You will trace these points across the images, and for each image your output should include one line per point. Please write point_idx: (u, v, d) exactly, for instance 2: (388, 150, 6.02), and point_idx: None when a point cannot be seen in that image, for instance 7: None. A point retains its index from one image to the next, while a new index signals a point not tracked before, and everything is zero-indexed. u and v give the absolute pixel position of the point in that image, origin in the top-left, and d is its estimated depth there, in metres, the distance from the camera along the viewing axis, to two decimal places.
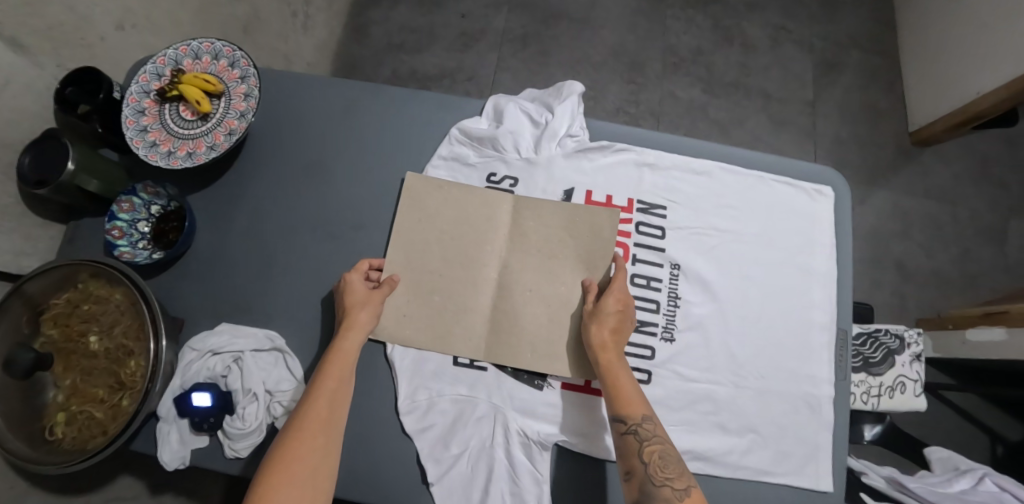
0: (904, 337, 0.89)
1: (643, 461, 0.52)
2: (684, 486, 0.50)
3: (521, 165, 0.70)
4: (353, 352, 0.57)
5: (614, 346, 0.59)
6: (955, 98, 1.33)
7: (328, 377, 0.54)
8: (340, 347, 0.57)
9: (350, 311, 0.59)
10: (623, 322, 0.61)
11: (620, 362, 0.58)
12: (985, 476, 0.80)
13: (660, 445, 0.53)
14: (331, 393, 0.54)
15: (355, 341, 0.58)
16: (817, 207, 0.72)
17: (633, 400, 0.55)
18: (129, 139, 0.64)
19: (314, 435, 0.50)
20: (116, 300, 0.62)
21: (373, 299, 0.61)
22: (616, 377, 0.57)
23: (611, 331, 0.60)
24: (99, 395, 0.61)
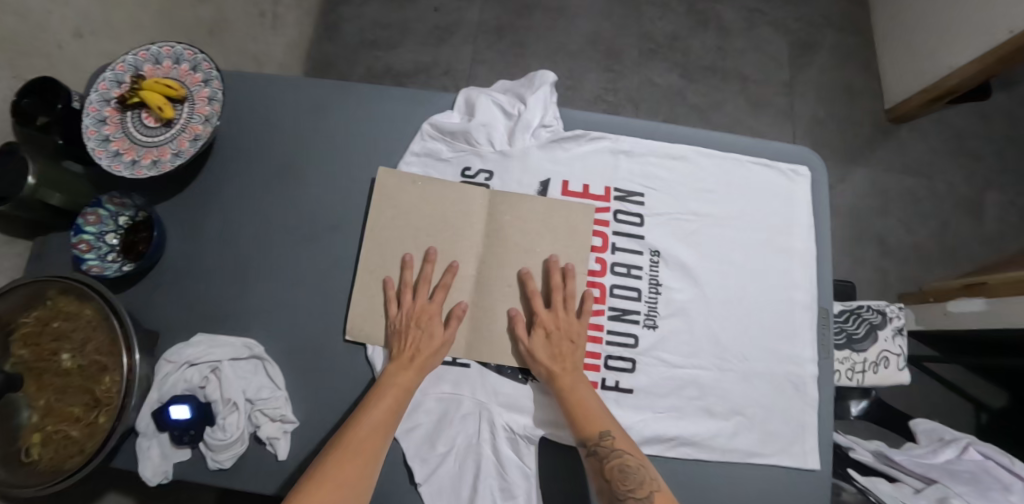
0: (886, 312, 0.90)
1: (606, 480, 0.54)
2: (646, 496, 0.53)
3: (495, 158, 0.69)
4: (410, 383, 0.58)
5: (562, 369, 0.60)
6: (927, 73, 1.35)
7: (384, 402, 0.56)
8: (397, 381, 0.58)
9: (410, 338, 0.61)
10: (559, 345, 0.61)
11: (573, 382, 0.59)
12: (970, 445, 0.81)
13: (620, 459, 0.55)
14: (385, 423, 0.54)
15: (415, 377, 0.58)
16: (793, 188, 0.72)
17: (591, 422, 0.57)
18: (91, 149, 0.62)
19: (360, 461, 0.51)
20: (87, 316, 0.61)
21: (445, 341, 0.61)
22: (567, 404, 0.58)
23: (548, 362, 0.60)
24: (75, 413, 0.60)
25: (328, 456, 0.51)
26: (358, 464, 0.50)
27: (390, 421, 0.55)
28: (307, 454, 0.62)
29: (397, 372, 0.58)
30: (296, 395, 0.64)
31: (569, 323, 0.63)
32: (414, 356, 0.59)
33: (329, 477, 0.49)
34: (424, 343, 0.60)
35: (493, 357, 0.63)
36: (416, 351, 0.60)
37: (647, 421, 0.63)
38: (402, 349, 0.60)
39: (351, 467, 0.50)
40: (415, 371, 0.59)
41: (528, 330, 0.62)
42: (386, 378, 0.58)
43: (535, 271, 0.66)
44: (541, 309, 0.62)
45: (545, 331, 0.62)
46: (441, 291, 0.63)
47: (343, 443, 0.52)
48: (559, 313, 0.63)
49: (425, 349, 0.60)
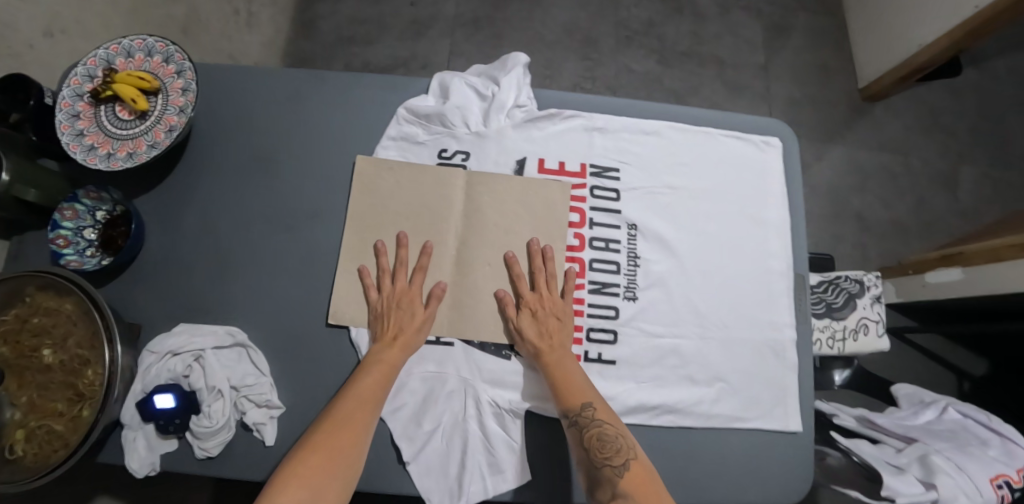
0: (863, 281, 0.92)
1: (585, 448, 0.56)
2: (622, 463, 0.54)
3: (471, 139, 0.70)
4: (396, 362, 0.59)
5: (549, 346, 0.61)
6: (899, 51, 1.37)
7: (371, 382, 0.57)
8: (383, 357, 0.59)
9: (394, 318, 0.62)
10: (545, 322, 0.63)
11: (558, 358, 0.61)
12: (949, 406, 0.83)
13: (599, 428, 0.56)
14: (373, 400, 0.56)
15: (398, 355, 0.60)
16: (766, 158, 0.73)
17: (574, 394, 0.58)
18: (65, 144, 0.62)
19: (349, 437, 0.52)
20: (66, 311, 0.60)
21: (427, 320, 0.62)
22: (553, 377, 0.60)
23: (535, 337, 0.62)
24: (58, 408, 0.59)
25: (317, 426, 0.53)
26: (347, 434, 0.52)
27: (377, 399, 0.57)
28: (295, 439, 0.63)
29: (381, 349, 0.60)
30: (281, 382, 0.64)
31: (554, 302, 0.64)
32: (397, 334, 0.61)
33: (320, 441, 0.51)
34: (406, 323, 0.62)
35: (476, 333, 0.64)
36: (399, 330, 0.61)
37: (630, 390, 0.65)
38: (387, 328, 0.62)
39: (339, 437, 0.52)
40: (400, 349, 0.60)
41: (514, 310, 0.64)
42: (371, 360, 0.59)
43: (519, 254, 0.67)
44: (526, 288, 0.64)
45: (531, 311, 0.63)
46: (419, 274, 0.64)
47: (334, 415, 0.54)
48: (544, 292, 0.64)
49: (407, 328, 0.61)
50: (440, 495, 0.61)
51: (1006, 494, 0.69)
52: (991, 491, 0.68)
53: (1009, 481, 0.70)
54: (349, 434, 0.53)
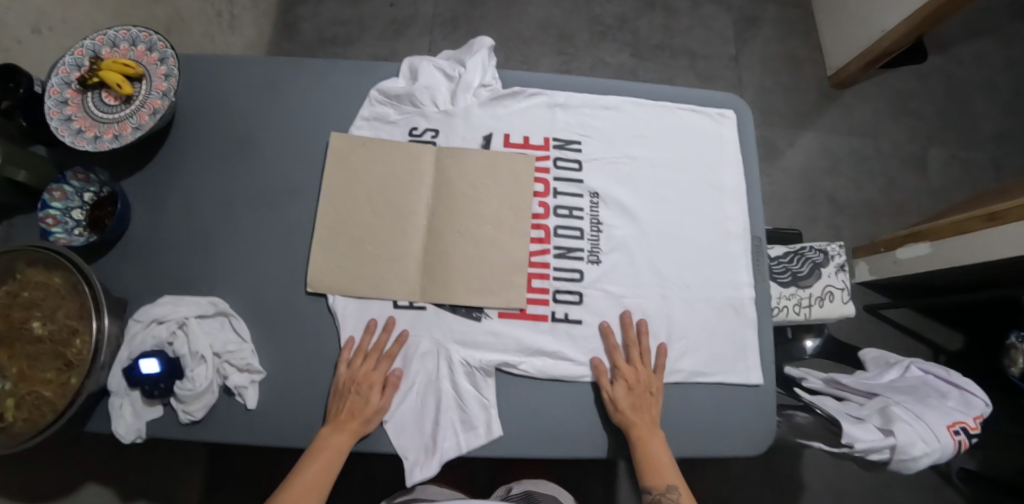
0: (827, 251, 0.96)
1: None
2: None
3: (440, 117, 0.74)
4: (341, 447, 0.61)
5: (641, 421, 0.63)
6: (863, 38, 1.42)
7: (314, 463, 0.59)
8: (332, 441, 0.61)
9: (352, 403, 0.62)
10: (641, 395, 0.64)
11: (650, 435, 0.62)
12: (912, 364, 0.86)
13: None
14: (317, 487, 0.58)
15: (343, 439, 0.61)
16: (722, 129, 0.77)
17: (663, 475, 0.60)
18: (54, 129, 0.66)
19: None
20: (55, 284, 0.64)
21: (382, 409, 0.63)
22: (643, 454, 0.61)
23: (631, 410, 0.63)
24: (47, 377, 0.62)
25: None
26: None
27: (320, 485, 0.59)
28: (276, 402, 0.65)
29: (331, 435, 0.61)
30: (262, 348, 0.67)
31: (647, 377, 0.66)
32: (349, 420, 0.62)
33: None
34: (360, 408, 0.62)
35: (447, 295, 0.67)
36: (352, 414, 0.62)
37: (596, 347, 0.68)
38: (341, 413, 0.62)
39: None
40: (350, 435, 0.61)
41: (611, 381, 0.65)
42: (317, 443, 0.61)
43: (613, 325, 0.69)
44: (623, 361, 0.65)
45: (626, 383, 0.64)
46: (388, 360, 0.64)
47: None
48: (639, 366, 0.66)
49: (359, 415, 0.62)
50: (415, 454, 0.64)
51: (962, 439, 0.72)
52: (948, 437, 0.71)
53: (966, 428, 0.73)
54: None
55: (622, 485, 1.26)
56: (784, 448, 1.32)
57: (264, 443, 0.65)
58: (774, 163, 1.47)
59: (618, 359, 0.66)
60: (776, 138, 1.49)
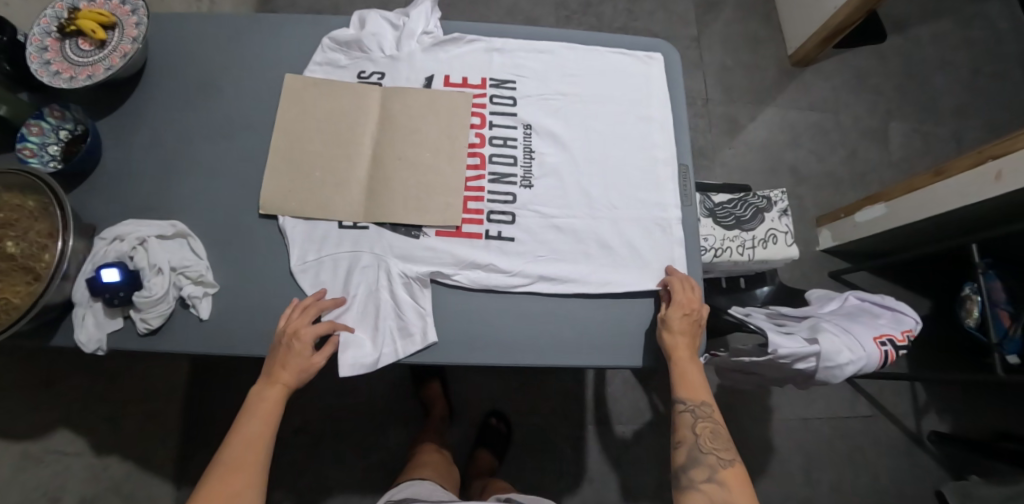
0: (770, 197, 1.00)
1: (694, 433, 0.68)
2: (729, 457, 0.66)
3: (386, 61, 0.80)
4: (276, 399, 0.65)
5: (686, 348, 0.69)
6: (818, 16, 1.48)
7: (256, 418, 0.64)
8: (267, 395, 0.65)
9: (280, 361, 0.65)
10: (691, 324, 0.69)
11: (689, 359, 0.68)
12: (850, 295, 0.87)
13: (712, 424, 0.68)
14: (260, 438, 0.64)
15: (275, 394, 0.65)
16: (649, 69, 0.83)
17: (699, 392, 0.68)
18: (34, 70, 0.72)
19: (241, 477, 0.61)
20: (29, 206, 0.69)
21: (314, 369, 0.66)
22: (684, 371, 0.68)
23: (682, 335, 0.69)
24: (16, 288, 0.66)
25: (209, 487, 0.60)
26: (239, 482, 0.60)
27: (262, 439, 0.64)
28: (229, 314, 0.71)
29: (267, 392, 0.65)
30: (216, 265, 0.73)
31: (698, 312, 0.70)
32: (281, 373, 0.65)
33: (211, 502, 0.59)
34: (291, 361, 0.65)
35: (387, 211, 0.73)
36: (281, 369, 0.65)
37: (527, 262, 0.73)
38: (275, 369, 0.65)
39: (230, 488, 0.60)
40: (285, 387, 0.66)
41: (666, 310, 0.70)
42: (254, 399, 0.65)
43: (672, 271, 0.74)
44: (684, 290, 0.70)
45: (684, 312, 0.69)
46: (325, 323, 0.67)
47: (228, 462, 0.61)
48: (694, 297, 0.70)
49: (290, 368, 0.65)
50: (356, 362, 0.67)
51: (888, 350, 0.74)
52: (873, 347, 0.73)
53: (892, 340, 0.75)
54: (242, 485, 0.60)
55: (590, 448, 1.28)
56: (752, 411, 1.33)
57: (215, 350, 0.70)
58: (737, 137, 1.52)
59: (678, 289, 0.70)
60: (738, 113, 1.54)
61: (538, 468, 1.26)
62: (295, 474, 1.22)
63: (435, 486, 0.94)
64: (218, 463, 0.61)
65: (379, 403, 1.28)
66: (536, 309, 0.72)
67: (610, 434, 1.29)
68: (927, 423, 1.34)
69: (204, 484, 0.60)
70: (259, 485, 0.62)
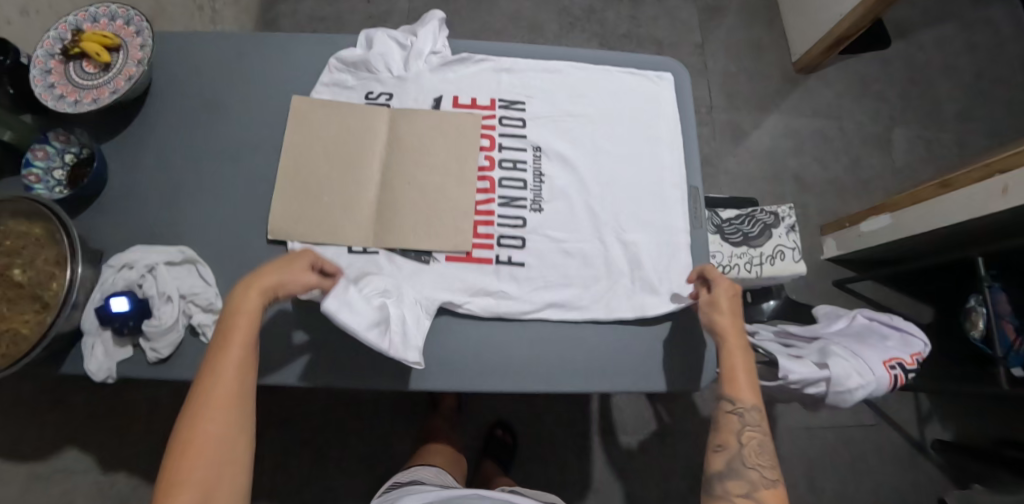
0: (778, 212, 0.99)
1: (739, 441, 0.63)
2: (773, 478, 0.61)
3: (394, 82, 0.80)
4: (252, 310, 0.55)
5: (736, 335, 0.65)
6: (824, 23, 1.46)
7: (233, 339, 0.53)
8: (243, 304, 0.55)
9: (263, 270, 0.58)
10: (739, 312, 0.67)
11: (739, 349, 0.65)
12: (858, 313, 0.87)
13: (758, 434, 0.63)
14: (244, 361, 0.53)
15: (253, 302, 0.55)
16: (660, 89, 0.82)
17: (745, 393, 0.64)
18: (38, 94, 0.71)
19: (228, 408, 0.51)
20: (36, 233, 0.69)
21: (301, 285, 0.60)
22: (732, 361, 0.65)
23: (732, 319, 0.66)
24: (25, 317, 0.66)
25: (186, 417, 0.49)
26: (224, 411, 0.50)
27: (245, 360, 0.53)
28: None
29: (241, 298, 0.55)
30: (224, 290, 0.72)
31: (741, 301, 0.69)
32: (261, 278, 0.57)
33: (195, 435, 0.48)
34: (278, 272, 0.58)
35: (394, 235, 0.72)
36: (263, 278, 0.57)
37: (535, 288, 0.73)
38: (256, 274, 0.57)
39: (214, 420, 0.49)
40: (263, 296, 0.56)
41: (710, 295, 0.68)
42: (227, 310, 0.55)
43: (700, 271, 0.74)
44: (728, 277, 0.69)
45: (731, 294, 0.67)
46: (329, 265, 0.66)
47: (211, 389, 0.51)
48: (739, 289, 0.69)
49: (275, 277, 0.58)
50: (348, 314, 0.61)
51: (898, 374, 0.74)
52: (883, 371, 0.73)
53: (902, 364, 0.75)
54: (226, 408, 0.50)
55: (594, 457, 1.29)
56: None
57: None
58: (741, 144, 1.51)
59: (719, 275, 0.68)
60: (743, 120, 1.52)
61: (543, 479, 1.26)
62: (300, 485, 1.22)
63: (440, 472, 0.97)
64: (198, 393, 0.51)
65: (384, 414, 1.28)
66: (542, 337, 0.71)
67: (615, 444, 1.30)
68: (931, 431, 1.35)
69: (184, 420, 0.49)
70: (245, 418, 0.52)
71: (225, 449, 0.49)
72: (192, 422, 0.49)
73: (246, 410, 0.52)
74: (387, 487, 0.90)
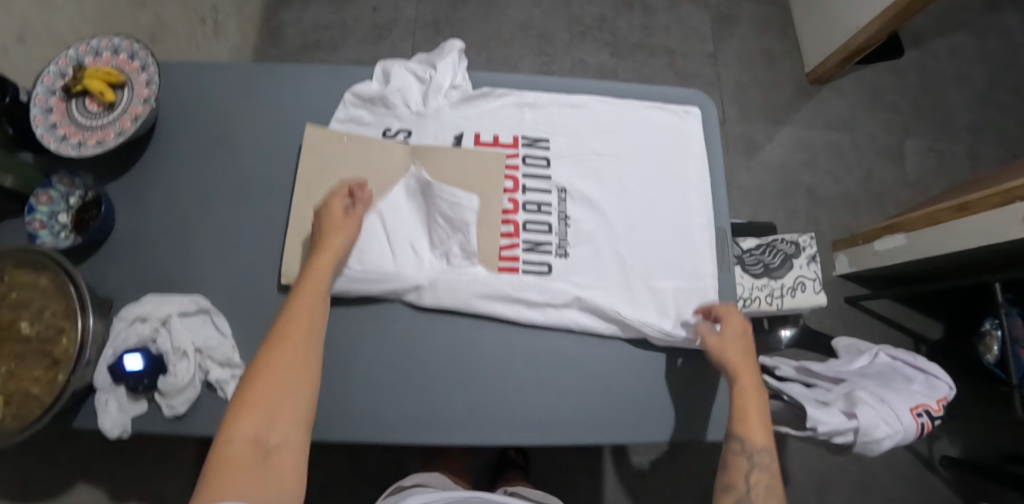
0: (798, 242, 0.98)
1: (748, 481, 0.58)
2: None
3: (412, 118, 0.77)
4: (326, 270, 0.61)
5: (745, 370, 0.64)
6: (840, 35, 1.42)
7: (307, 292, 0.58)
8: (317, 264, 0.61)
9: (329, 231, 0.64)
10: (749, 352, 0.66)
11: (750, 387, 0.63)
12: (880, 351, 0.87)
13: (767, 477, 0.58)
14: (315, 310, 0.57)
15: (326, 262, 0.62)
16: (687, 125, 0.80)
17: (755, 431, 0.60)
18: (39, 135, 0.68)
19: (295, 348, 0.53)
20: (42, 285, 0.66)
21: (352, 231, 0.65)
22: (742, 401, 0.63)
23: (742, 356, 0.65)
24: (35, 373, 0.64)
25: (268, 343, 0.53)
26: (294, 346, 0.53)
27: (314, 310, 0.57)
28: None
29: (315, 259, 0.62)
30: (241, 342, 0.70)
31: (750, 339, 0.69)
32: (330, 240, 0.64)
33: (277, 357, 0.52)
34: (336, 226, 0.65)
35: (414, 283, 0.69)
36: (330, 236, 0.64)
37: (559, 337, 0.72)
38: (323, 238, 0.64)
39: (284, 353, 0.52)
40: (333, 256, 0.63)
41: (715, 333, 0.67)
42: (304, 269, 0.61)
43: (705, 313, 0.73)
44: (738, 315, 0.69)
45: (737, 330, 0.67)
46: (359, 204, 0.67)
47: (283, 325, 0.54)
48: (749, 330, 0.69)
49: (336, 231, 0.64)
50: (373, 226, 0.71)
51: (925, 421, 0.72)
52: (910, 419, 0.71)
53: (928, 410, 0.74)
54: (305, 345, 0.54)
55: (606, 476, 1.29)
56: None
57: None
58: (753, 157, 1.48)
59: (727, 311, 0.69)
60: (755, 132, 1.50)
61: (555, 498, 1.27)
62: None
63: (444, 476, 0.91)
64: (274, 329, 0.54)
65: None
66: (566, 388, 0.70)
67: (626, 461, 1.30)
68: (938, 447, 1.36)
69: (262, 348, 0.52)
70: (311, 362, 0.53)
71: (289, 380, 0.51)
72: (271, 349, 0.52)
73: (316, 352, 0.55)
74: (393, 490, 0.82)
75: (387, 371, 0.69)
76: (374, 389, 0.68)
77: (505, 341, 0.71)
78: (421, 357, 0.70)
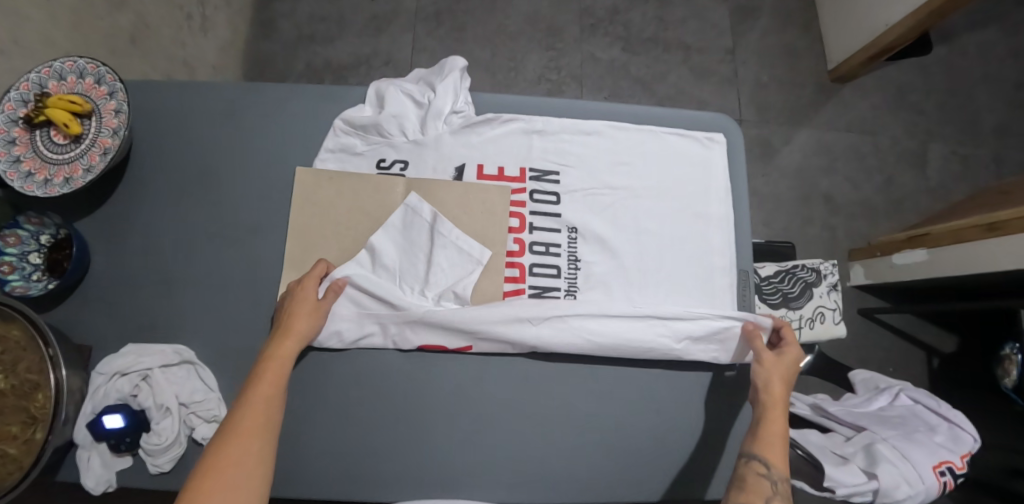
0: (820, 270, 0.92)
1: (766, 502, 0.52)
2: None
3: (409, 148, 0.71)
4: (289, 358, 0.58)
5: (783, 398, 0.60)
6: (866, 32, 1.32)
7: (264, 380, 0.55)
8: (278, 351, 0.58)
9: (291, 318, 0.61)
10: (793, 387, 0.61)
11: (782, 416, 0.59)
12: (901, 392, 0.83)
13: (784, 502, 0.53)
14: (270, 399, 0.54)
15: (290, 348, 0.59)
16: (710, 154, 0.74)
17: (781, 454, 0.56)
18: (2, 172, 0.62)
19: (248, 443, 0.50)
20: (14, 337, 0.60)
21: (322, 307, 0.63)
22: (773, 422, 0.58)
23: (784, 385, 0.61)
24: (12, 431, 0.59)
25: (223, 428, 0.51)
26: (245, 440, 0.50)
27: (271, 400, 0.54)
28: None
29: (276, 345, 0.59)
30: (229, 395, 0.66)
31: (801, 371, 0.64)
32: (294, 323, 0.61)
33: (246, 426, 0.51)
34: (302, 310, 0.62)
35: (406, 323, 0.66)
36: (293, 319, 0.61)
37: (565, 390, 0.67)
38: (288, 322, 0.61)
39: (239, 446, 0.49)
40: (296, 342, 0.60)
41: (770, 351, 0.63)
42: (263, 356, 0.58)
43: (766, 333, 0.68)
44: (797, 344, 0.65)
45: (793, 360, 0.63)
46: (331, 292, 0.64)
47: (236, 417, 0.51)
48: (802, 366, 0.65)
49: (302, 315, 0.62)
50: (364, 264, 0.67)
51: (948, 480, 0.68)
52: (933, 478, 0.67)
53: (952, 468, 0.69)
54: (254, 440, 0.50)
55: None
56: None
57: None
58: (770, 162, 1.41)
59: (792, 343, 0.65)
60: (772, 135, 1.42)
61: None
62: None
63: None
64: (226, 422, 0.51)
65: None
66: (569, 446, 0.66)
67: None
68: None
69: (214, 442, 0.49)
70: (265, 459, 0.50)
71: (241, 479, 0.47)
72: (228, 437, 0.50)
73: (269, 444, 0.51)
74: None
75: (382, 427, 0.65)
76: (368, 447, 0.65)
77: (509, 396, 0.67)
78: (419, 413, 0.66)
